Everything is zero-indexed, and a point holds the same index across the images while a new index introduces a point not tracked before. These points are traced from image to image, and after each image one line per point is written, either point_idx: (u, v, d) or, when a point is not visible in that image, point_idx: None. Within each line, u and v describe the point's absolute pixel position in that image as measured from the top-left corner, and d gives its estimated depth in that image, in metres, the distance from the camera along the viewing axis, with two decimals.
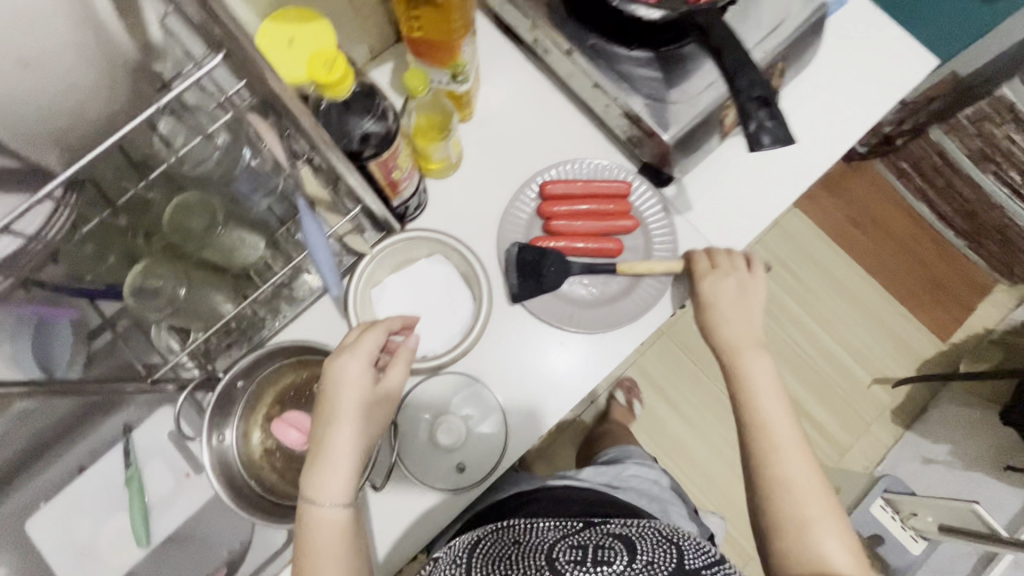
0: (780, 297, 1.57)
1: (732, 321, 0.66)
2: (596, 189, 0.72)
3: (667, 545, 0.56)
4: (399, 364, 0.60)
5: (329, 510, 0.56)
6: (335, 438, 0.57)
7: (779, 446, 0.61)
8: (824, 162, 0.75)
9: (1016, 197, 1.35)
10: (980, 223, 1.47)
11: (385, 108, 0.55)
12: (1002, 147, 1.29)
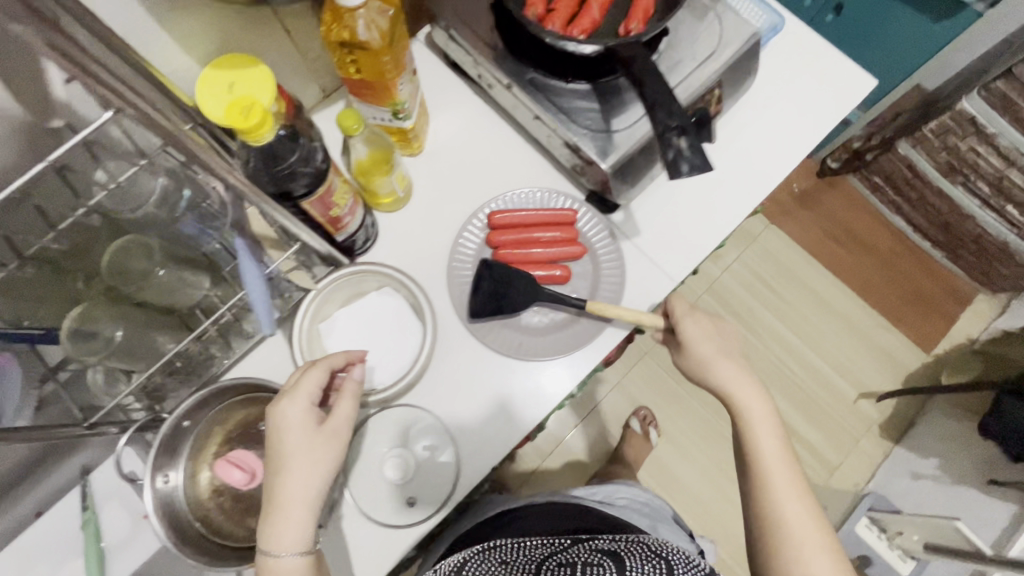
0: (761, 313, 1.56)
1: (718, 360, 0.65)
2: (543, 218, 0.73)
3: (656, 559, 0.57)
4: (345, 398, 0.58)
5: (291, 561, 0.55)
6: (285, 487, 0.55)
7: (776, 485, 0.60)
8: (768, 183, 0.76)
9: (986, 207, 1.35)
10: (954, 234, 1.48)
11: (312, 148, 0.54)
12: (967, 159, 1.30)
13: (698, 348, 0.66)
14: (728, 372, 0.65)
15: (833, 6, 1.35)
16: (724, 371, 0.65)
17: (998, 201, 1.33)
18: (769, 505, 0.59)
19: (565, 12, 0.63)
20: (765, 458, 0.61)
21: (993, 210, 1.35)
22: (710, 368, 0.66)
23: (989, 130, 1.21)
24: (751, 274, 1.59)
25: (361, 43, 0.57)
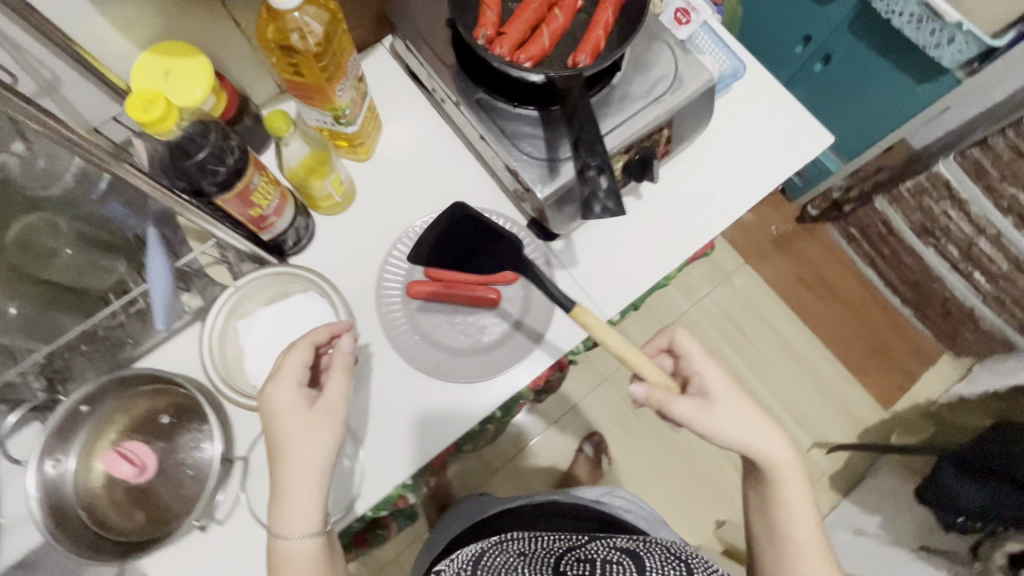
0: (724, 352, 1.54)
1: (750, 419, 0.58)
2: (481, 238, 0.72)
3: (675, 562, 0.54)
4: (336, 372, 0.57)
5: (299, 545, 0.54)
6: (287, 469, 0.54)
7: (800, 542, 0.58)
8: (711, 228, 0.75)
9: (956, 270, 1.38)
10: (924, 294, 1.48)
11: (227, 146, 0.52)
12: (940, 222, 1.34)
13: (723, 406, 0.58)
14: (762, 431, 0.58)
15: (821, 56, 1.36)
16: (756, 434, 0.57)
17: (966, 265, 1.36)
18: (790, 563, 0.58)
19: (514, 38, 0.63)
20: (787, 513, 0.58)
21: (960, 274, 1.38)
22: (742, 429, 0.57)
23: (962, 196, 1.26)
24: (720, 311, 1.57)
25: (297, 46, 0.56)
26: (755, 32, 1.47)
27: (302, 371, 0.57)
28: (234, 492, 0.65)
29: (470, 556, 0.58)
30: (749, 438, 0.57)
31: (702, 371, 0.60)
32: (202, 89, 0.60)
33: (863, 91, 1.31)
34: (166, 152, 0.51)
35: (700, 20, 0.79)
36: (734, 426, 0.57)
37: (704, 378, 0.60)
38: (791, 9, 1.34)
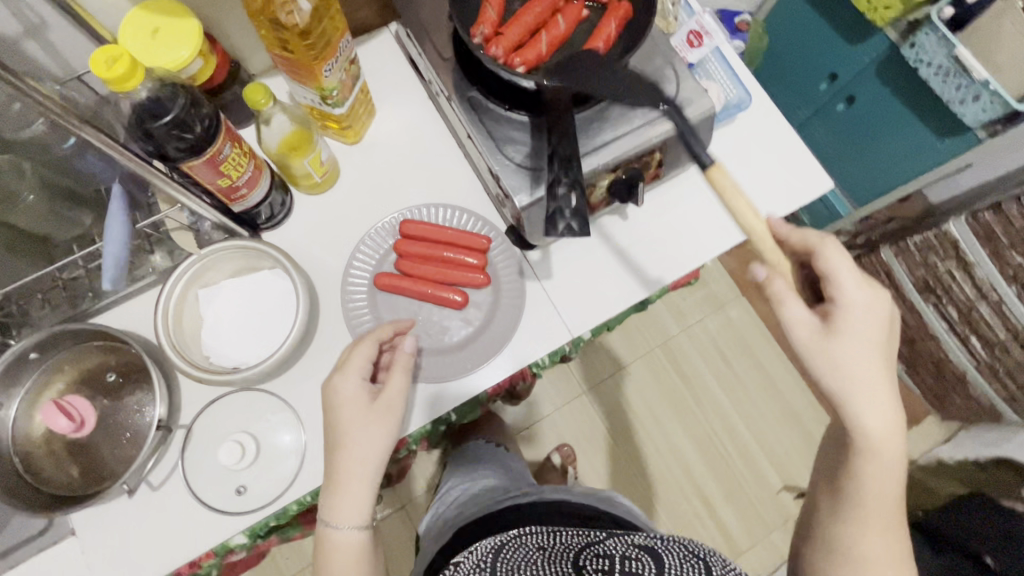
0: (710, 388, 1.43)
1: (870, 378, 0.51)
2: (456, 238, 0.70)
3: (694, 560, 0.57)
4: (398, 371, 0.61)
5: (346, 535, 0.58)
6: (344, 458, 0.58)
7: (874, 520, 0.53)
8: (694, 258, 0.74)
9: (952, 333, 1.30)
10: (917, 351, 1.42)
11: (197, 112, 0.52)
12: (943, 281, 1.25)
13: (848, 358, 0.50)
14: (869, 397, 0.51)
15: (845, 96, 1.33)
16: (863, 399, 0.51)
17: (963, 328, 1.27)
18: (846, 529, 0.54)
19: (511, 40, 0.61)
20: (866, 484, 0.52)
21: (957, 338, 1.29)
22: (847, 386, 0.51)
23: (968, 258, 1.18)
24: (711, 344, 1.46)
25: (283, 21, 0.56)
26: (779, 65, 1.44)
27: (366, 366, 0.61)
28: (172, 461, 0.64)
29: (490, 549, 0.62)
30: (858, 401, 0.51)
31: (845, 314, 0.51)
32: (190, 49, 0.59)
33: (886, 137, 1.29)
34: (133, 114, 0.50)
35: (712, 45, 0.77)
36: (849, 381, 0.51)
37: (844, 319, 0.51)
38: (818, 45, 1.31)
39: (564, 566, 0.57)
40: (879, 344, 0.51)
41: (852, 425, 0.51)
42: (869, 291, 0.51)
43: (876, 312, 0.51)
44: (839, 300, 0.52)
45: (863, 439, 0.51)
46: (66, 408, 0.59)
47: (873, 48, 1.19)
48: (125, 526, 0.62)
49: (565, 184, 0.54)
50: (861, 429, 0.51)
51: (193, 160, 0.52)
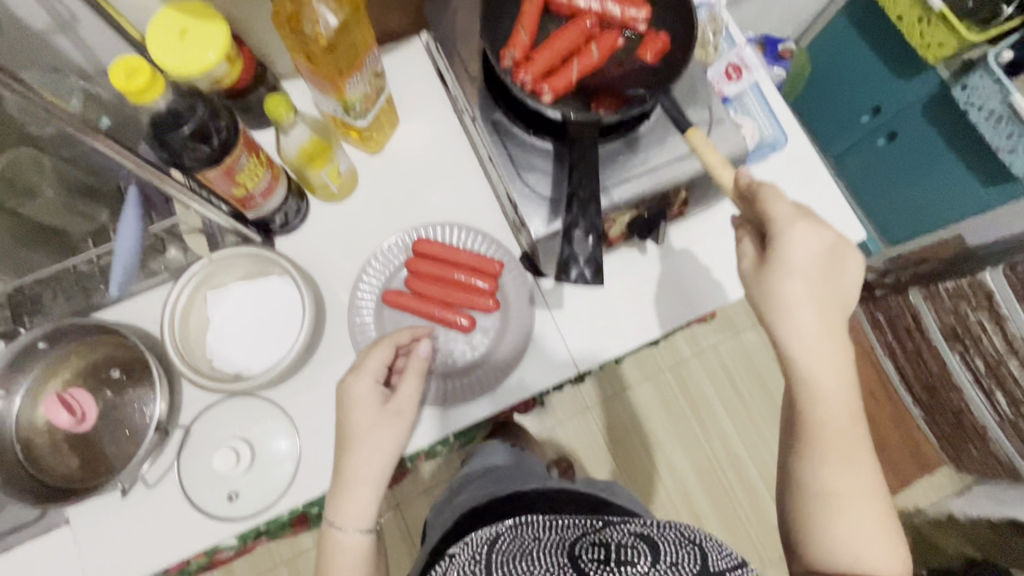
0: (717, 415, 1.40)
1: (804, 304, 0.52)
2: (469, 260, 0.69)
3: (690, 546, 0.51)
4: (410, 376, 0.62)
5: (352, 538, 0.60)
6: (352, 461, 0.60)
7: (837, 449, 0.54)
8: (713, 300, 0.71)
9: (977, 385, 1.17)
10: (939, 400, 1.30)
11: (214, 123, 0.50)
12: (972, 330, 1.12)
13: (785, 290, 0.52)
14: (803, 318, 0.53)
15: (886, 131, 1.28)
16: (798, 319, 0.53)
17: (989, 382, 1.14)
18: (811, 463, 0.54)
19: (540, 66, 0.59)
20: (821, 410, 0.53)
21: (981, 389, 1.17)
22: (784, 315, 0.53)
23: (1002, 311, 1.04)
24: (722, 370, 1.43)
25: (309, 37, 0.54)
26: (819, 92, 1.39)
27: (380, 370, 0.62)
28: (169, 460, 0.64)
29: (485, 541, 0.56)
30: (795, 326, 0.53)
31: (784, 239, 0.52)
32: (216, 52, 0.58)
33: (920, 176, 1.25)
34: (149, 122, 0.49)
35: (752, 80, 0.74)
36: (782, 310, 0.53)
37: (785, 245, 0.52)
38: (864, 77, 1.25)
39: (557, 556, 0.52)
40: (818, 269, 0.53)
41: (792, 353, 0.53)
42: (806, 222, 0.52)
43: (815, 233, 0.52)
44: (774, 222, 0.53)
45: (808, 369, 0.53)
46: (68, 402, 0.59)
47: (922, 86, 1.14)
48: (117, 520, 0.62)
49: (581, 228, 0.51)
50: (805, 354, 0.53)
51: (208, 171, 0.51)
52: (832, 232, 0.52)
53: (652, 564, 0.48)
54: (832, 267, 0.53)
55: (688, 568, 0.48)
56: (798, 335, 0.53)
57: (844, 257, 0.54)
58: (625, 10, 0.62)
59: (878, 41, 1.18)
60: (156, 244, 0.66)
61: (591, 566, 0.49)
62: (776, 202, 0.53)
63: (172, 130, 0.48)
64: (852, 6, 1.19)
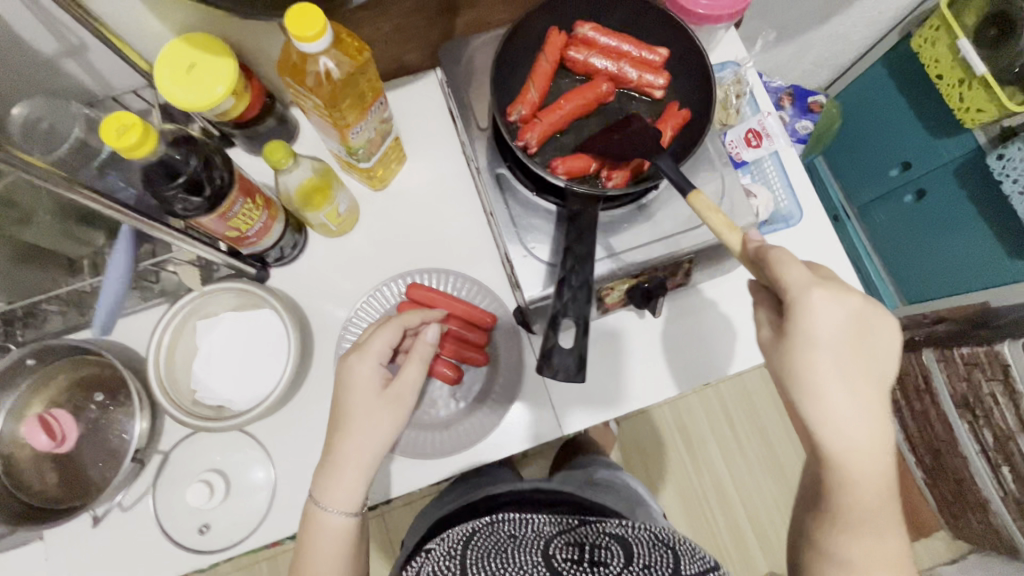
0: (712, 458, 1.32)
1: (831, 381, 0.44)
2: (462, 311, 0.67)
3: (662, 549, 0.54)
4: (413, 363, 0.57)
5: (337, 519, 0.55)
6: (344, 445, 0.54)
7: (863, 527, 0.47)
8: (707, 375, 0.69)
9: (984, 456, 1.07)
10: (941, 463, 1.20)
11: (210, 173, 0.51)
12: (984, 402, 1.02)
13: (808, 365, 0.45)
14: (833, 399, 0.45)
15: (915, 188, 1.16)
16: (826, 399, 0.45)
17: (996, 456, 1.04)
18: (829, 534, 0.48)
19: (546, 127, 0.57)
20: (849, 493, 0.46)
21: (987, 463, 1.06)
22: (808, 395, 0.45)
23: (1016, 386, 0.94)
24: (721, 412, 1.34)
25: (311, 87, 0.53)
26: (849, 140, 1.28)
27: (386, 350, 0.57)
28: (145, 485, 0.64)
29: (461, 538, 0.57)
30: (823, 408, 0.45)
31: (801, 306, 0.44)
32: (224, 87, 0.56)
33: (945, 240, 1.13)
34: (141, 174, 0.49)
35: (772, 148, 0.72)
36: (806, 387, 0.45)
37: (802, 314, 0.44)
38: (886, 134, 1.18)
39: (532, 556, 0.53)
40: (847, 340, 0.45)
41: (818, 434, 0.46)
42: (825, 288, 0.44)
43: (836, 300, 0.44)
44: (785, 288, 0.45)
45: (837, 451, 0.45)
46: (50, 424, 0.60)
47: (960, 146, 1.03)
48: (89, 540, 0.63)
49: (569, 318, 0.51)
50: (834, 438, 0.45)
51: (201, 219, 0.51)
52: (856, 297, 0.45)
53: (626, 565, 0.51)
54: (863, 337, 0.45)
55: (661, 570, 0.51)
56: (830, 418, 0.45)
57: (873, 328, 0.46)
58: (642, 74, 0.60)
59: (916, 93, 1.08)
60: (148, 274, 0.66)
61: (564, 565, 0.52)
62: (788, 265, 0.45)
63: (161, 178, 0.48)
64: (891, 57, 1.10)
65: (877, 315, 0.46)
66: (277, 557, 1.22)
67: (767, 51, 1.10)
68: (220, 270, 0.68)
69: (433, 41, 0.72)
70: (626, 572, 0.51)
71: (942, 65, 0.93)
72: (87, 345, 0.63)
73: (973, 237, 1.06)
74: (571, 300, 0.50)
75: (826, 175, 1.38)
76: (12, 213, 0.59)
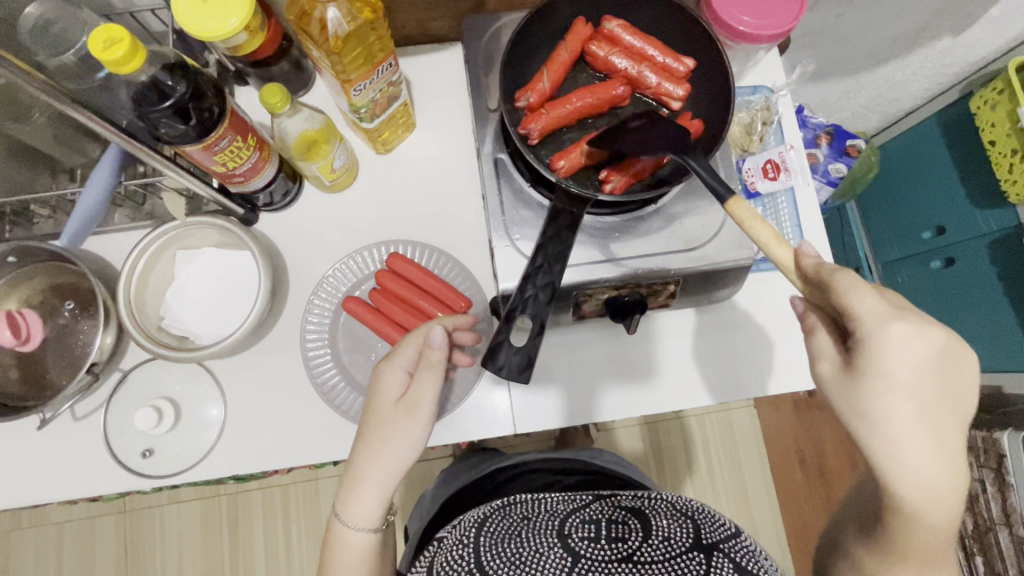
0: (682, 489, 1.26)
1: (909, 426, 0.40)
2: (438, 290, 0.66)
3: (682, 518, 0.51)
4: (427, 376, 0.53)
5: (360, 535, 0.53)
6: (365, 459, 0.52)
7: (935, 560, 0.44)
8: (675, 403, 0.67)
9: (961, 544, 0.97)
10: None
11: (202, 106, 0.51)
12: (971, 486, 0.93)
13: (880, 408, 0.40)
14: (910, 445, 0.40)
15: (944, 255, 1.07)
16: (903, 447, 0.40)
17: (973, 544, 0.95)
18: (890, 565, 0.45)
19: (551, 119, 0.55)
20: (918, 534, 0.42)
21: (961, 553, 0.96)
22: (886, 445, 0.40)
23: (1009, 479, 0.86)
24: (699, 441, 1.29)
25: (317, 39, 0.52)
26: (887, 195, 1.19)
27: (412, 361, 0.55)
28: (100, 400, 0.66)
29: (473, 523, 0.55)
30: (898, 452, 0.40)
31: (881, 346, 0.39)
32: (238, 19, 0.54)
33: (954, 319, 1.06)
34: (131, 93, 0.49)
35: (788, 184, 0.69)
36: (878, 430, 0.40)
37: (877, 354, 0.39)
38: (924, 192, 1.10)
39: (547, 536, 0.51)
40: (928, 382, 0.40)
41: (895, 484, 0.41)
42: (905, 324, 0.38)
43: (919, 338, 0.39)
44: (861, 323, 0.39)
45: (916, 497, 0.41)
46: (16, 321, 0.61)
47: (997, 220, 0.96)
48: (37, 442, 0.64)
49: (527, 316, 0.52)
50: (908, 483, 0.40)
51: (186, 147, 0.51)
52: (940, 332, 0.39)
53: (645, 539, 0.49)
54: (945, 373, 0.40)
55: (681, 542, 0.48)
56: (901, 463, 0.40)
57: (957, 363, 0.40)
58: (662, 82, 0.57)
59: (965, 157, 1.01)
60: (135, 194, 0.66)
61: (584, 547, 0.49)
62: (860, 295, 0.40)
63: (150, 102, 0.49)
64: (948, 114, 1.02)
65: (961, 351, 0.40)
66: (237, 495, 1.24)
67: (813, 83, 1.05)
68: (209, 206, 0.69)
69: (461, 13, 0.69)
70: (645, 547, 0.48)
71: (998, 131, 0.87)
72: (61, 251, 0.63)
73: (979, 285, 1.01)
74: (531, 298, 0.52)
75: (855, 225, 1.29)
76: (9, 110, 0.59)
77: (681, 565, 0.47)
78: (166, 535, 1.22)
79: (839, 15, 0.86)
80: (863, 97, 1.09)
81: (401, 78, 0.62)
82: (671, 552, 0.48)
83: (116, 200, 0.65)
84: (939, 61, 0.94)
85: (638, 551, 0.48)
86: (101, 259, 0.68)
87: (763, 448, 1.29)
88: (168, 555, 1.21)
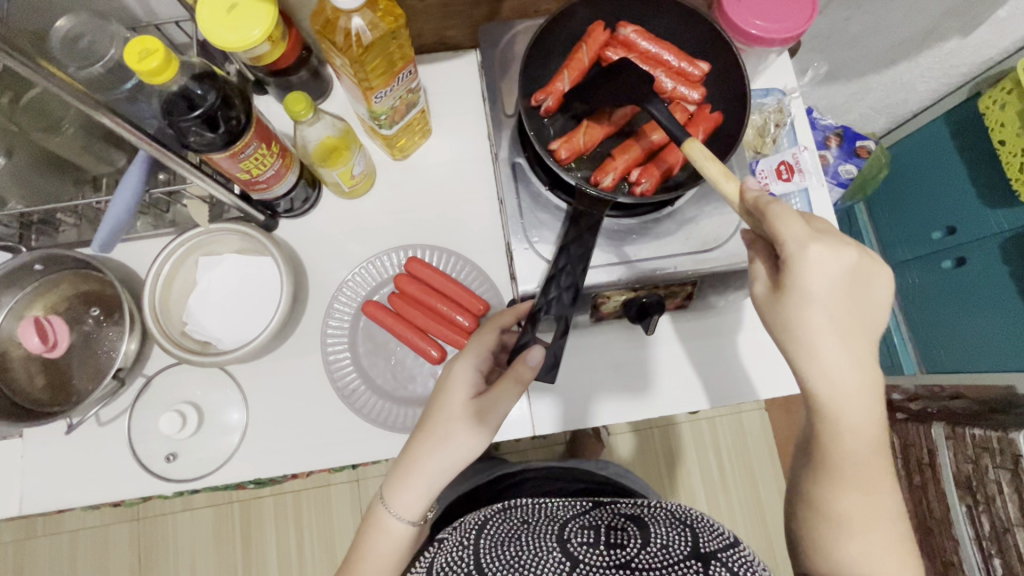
0: (693, 493, 1.26)
1: (825, 335, 0.44)
2: (458, 293, 0.67)
3: (680, 528, 0.51)
4: (510, 385, 0.52)
5: (401, 526, 0.54)
6: (424, 452, 0.53)
7: (861, 473, 0.48)
8: (690, 404, 0.67)
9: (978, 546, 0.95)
10: (931, 544, 1.07)
11: (229, 116, 0.52)
12: (987, 487, 0.93)
13: (800, 319, 0.44)
14: (827, 355, 0.44)
15: (955, 255, 1.07)
16: (821, 353, 0.44)
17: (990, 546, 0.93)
18: (825, 487, 0.49)
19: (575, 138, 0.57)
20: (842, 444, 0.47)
21: (978, 554, 0.95)
22: (805, 354, 0.45)
23: None
24: (711, 444, 1.28)
25: (340, 46, 0.53)
26: (895, 196, 1.19)
27: (484, 357, 0.55)
28: (125, 404, 0.67)
29: (474, 526, 0.56)
30: (817, 359, 0.45)
31: (800, 265, 0.43)
32: (262, 31, 0.54)
33: (965, 321, 1.05)
34: (161, 104, 0.50)
35: (802, 184, 0.69)
36: (803, 344, 0.45)
37: (795, 271, 0.43)
38: (935, 197, 1.10)
39: (547, 541, 0.51)
40: (839, 295, 0.44)
41: (814, 388, 0.46)
42: (821, 244, 0.42)
43: (835, 255, 0.43)
44: (782, 244, 0.43)
45: (832, 403, 0.46)
46: (44, 328, 0.61)
47: (1010, 218, 0.95)
48: (64, 444, 0.65)
49: (551, 316, 0.53)
50: (828, 386, 0.45)
51: (212, 155, 0.52)
52: (853, 251, 0.43)
53: (643, 547, 0.49)
54: (857, 290, 0.44)
55: (679, 550, 0.48)
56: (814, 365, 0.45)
57: (869, 277, 0.45)
58: (678, 86, 0.58)
59: (975, 156, 1.01)
60: (160, 202, 0.69)
61: (582, 552, 0.49)
62: (787, 220, 0.43)
63: (180, 108, 0.50)
64: (956, 115, 1.02)
65: (873, 265, 0.45)
66: (250, 501, 1.25)
67: (821, 86, 1.06)
68: (230, 212, 0.70)
69: (476, 21, 0.71)
70: (642, 554, 0.48)
71: (1008, 131, 0.87)
72: (88, 260, 0.64)
73: (995, 290, 0.99)
74: (556, 299, 0.53)
75: (864, 227, 1.29)
76: (39, 120, 0.61)
77: (678, 572, 0.46)
78: (179, 542, 1.23)
79: (848, 18, 0.87)
80: (870, 99, 1.10)
81: (419, 86, 0.63)
82: (668, 559, 0.47)
83: (141, 207, 0.68)
84: (947, 62, 0.94)
85: (635, 559, 0.48)
86: (125, 267, 0.69)
87: (777, 453, 1.28)
88: (181, 560, 1.22)
